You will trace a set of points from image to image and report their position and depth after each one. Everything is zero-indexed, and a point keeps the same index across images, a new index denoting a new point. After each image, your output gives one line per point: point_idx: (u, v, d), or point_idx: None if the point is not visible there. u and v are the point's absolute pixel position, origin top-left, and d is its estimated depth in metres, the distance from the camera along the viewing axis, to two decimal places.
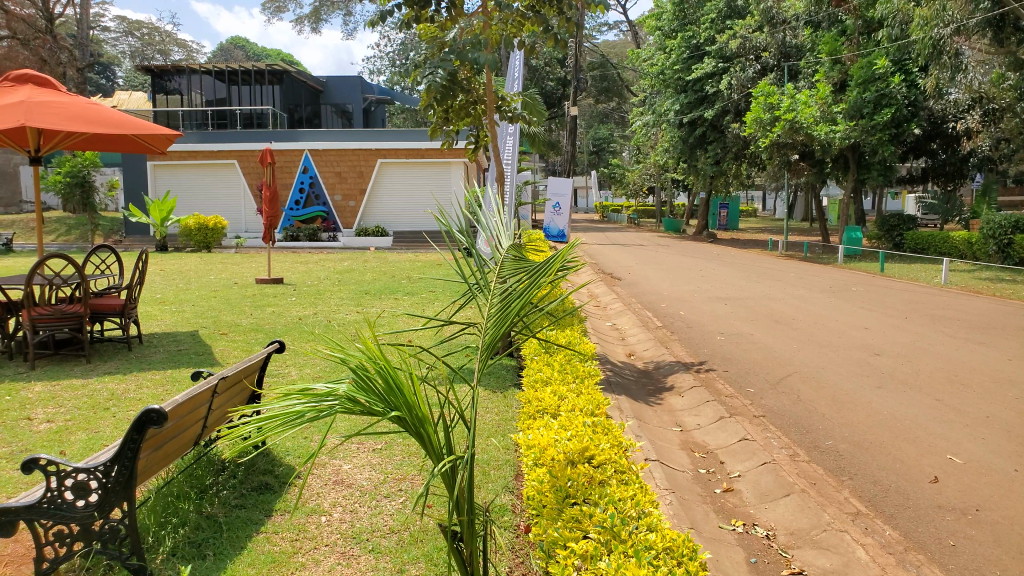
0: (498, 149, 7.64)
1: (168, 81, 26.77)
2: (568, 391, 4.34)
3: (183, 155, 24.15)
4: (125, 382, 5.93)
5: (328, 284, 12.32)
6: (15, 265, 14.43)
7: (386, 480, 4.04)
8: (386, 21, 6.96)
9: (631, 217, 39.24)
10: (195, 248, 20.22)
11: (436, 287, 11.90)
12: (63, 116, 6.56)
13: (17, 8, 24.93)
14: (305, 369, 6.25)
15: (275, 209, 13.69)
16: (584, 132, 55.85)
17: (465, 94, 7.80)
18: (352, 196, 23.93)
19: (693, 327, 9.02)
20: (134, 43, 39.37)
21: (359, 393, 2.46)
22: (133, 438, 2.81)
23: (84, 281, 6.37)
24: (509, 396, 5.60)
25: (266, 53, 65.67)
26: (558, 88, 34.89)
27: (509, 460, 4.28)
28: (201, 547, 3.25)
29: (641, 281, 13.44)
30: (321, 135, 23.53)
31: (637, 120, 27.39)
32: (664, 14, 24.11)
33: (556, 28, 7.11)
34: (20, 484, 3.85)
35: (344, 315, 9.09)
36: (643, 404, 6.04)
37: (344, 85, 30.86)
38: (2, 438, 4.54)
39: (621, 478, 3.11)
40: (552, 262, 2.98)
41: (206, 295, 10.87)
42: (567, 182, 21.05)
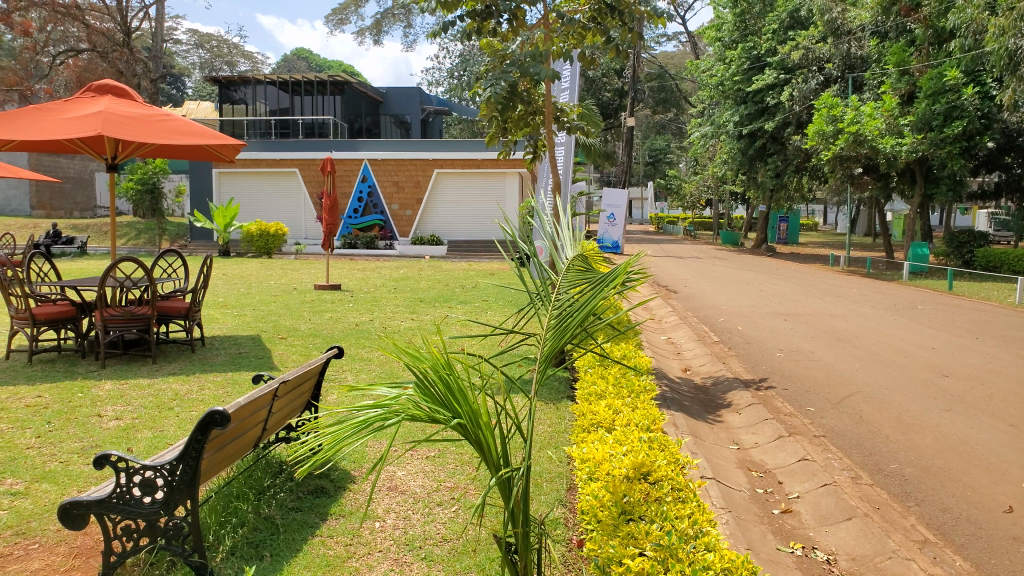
0: (556, 160, 7.65)
1: (234, 92, 27.56)
2: (623, 406, 4.29)
3: (248, 163, 24.84)
4: (189, 383, 6.10)
5: (384, 291, 12.50)
6: (88, 268, 15.03)
7: (439, 488, 4.06)
8: (447, 33, 7.01)
9: (687, 229, 38.83)
10: (256, 253, 20.73)
11: (490, 296, 11.96)
12: (136, 125, 6.79)
13: (96, 22, 26.11)
14: (361, 375, 6.34)
15: (334, 218, 13.95)
16: (640, 143, 55.59)
17: (525, 105, 7.83)
18: (408, 206, 24.24)
19: (751, 342, 8.85)
20: (203, 55, 40.74)
21: (421, 398, 2.50)
22: (198, 438, 2.89)
23: (152, 284, 6.59)
24: (562, 408, 5.57)
25: (327, 65, 67.21)
26: (615, 99, 34.82)
27: (562, 473, 4.27)
28: (259, 547, 3.31)
29: (698, 294, 13.28)
30: (380, 145, 23.95)
31: (695, 131, 27.04)
32: (724, 25, 23.80)
33: (618, 40, 7.10)
34: (91, 478, 4.01)
35: (399, 322, 9.19)
36: (700, 420, 5.94)
37: (403, 97, 31.36)
38: (74, 434, 4.72)
39: (678, 495, 3.06)
40: (610, 275, 2.94)
41: (266, 300, 11.15)
42: (622, 193, 20.96)
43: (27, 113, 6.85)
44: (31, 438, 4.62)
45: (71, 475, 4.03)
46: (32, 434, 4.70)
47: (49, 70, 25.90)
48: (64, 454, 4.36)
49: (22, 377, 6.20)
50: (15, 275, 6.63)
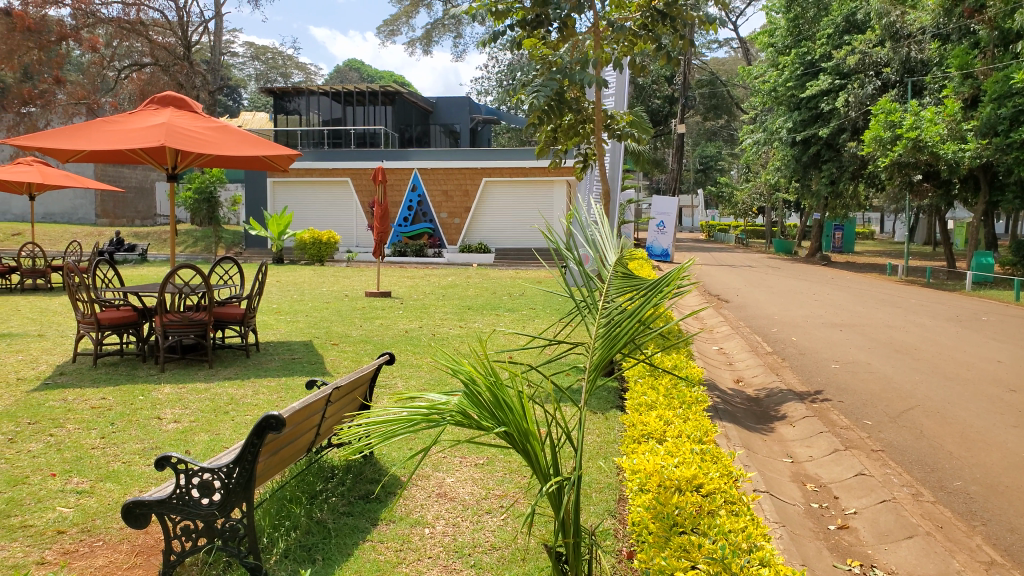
0: (605, 168, 7.60)
1: (288, 103, 28.19)
2: (674, 417, 4.24)
3: (301, 172, 25.36)
4: (244, 387, 6.24)
5: (432, 298, 12.61)
6: (148, 275, 15.50)
7: (488, 496, 4.06)
8: (498, 42, 7.07)
9: (740, 238, 38.22)
10: (309, 261, 21.13)
11: (537, 304, 11.95)
12: (195, 136, 7.02)
13: (159, 37, 27.03)
14: (411, 381, 6.41)
15: (385, 226, 14.11)
16: (690, 150, 55.18)
17: (574, 113, 7.83)
18: (457, 214, 24.41)
19: (806, 353, 8.67)
20: (259, 67, 41.81)
21: (471, 406, 2.51)
22: (253, 443, 2.95)
23: (209, 291, 6.76)
24: (611, 418, 5.53)
25: (378, 75, 68.44)
26: (665, 107, 34.59)
27: (611, 484, 4.24)
28: (312, 551, 3.35)
29: (750, 304, 13.07)
30: (430, 154, 24.24)
31: (747, 138, 26.65)
32: (777, 31, 23.49)
33: (668, 47, 7.08)
34: (152, 478, 4.13)
35: (447, 330, 9.26)
36: (752, 433, 5.83)
37: (452, 106, 31.70)
38: (136, 435, 4.87)
39: (731, 509, 3.00)
40: (661, 281, 2.92)
41: (319, 306, 11.35)
42: (673, 201, 20.78)
43: (93, 125, 7.12)
44: (96, 438, 4.79)
45: (133, 475, 4.16)
46: (97, 435, 4.87)
47: (115, 84, 26.90)
48: (127, 455, 4.50)
49: (88, 379, 6.42)
50: (81, 281, 6.88)
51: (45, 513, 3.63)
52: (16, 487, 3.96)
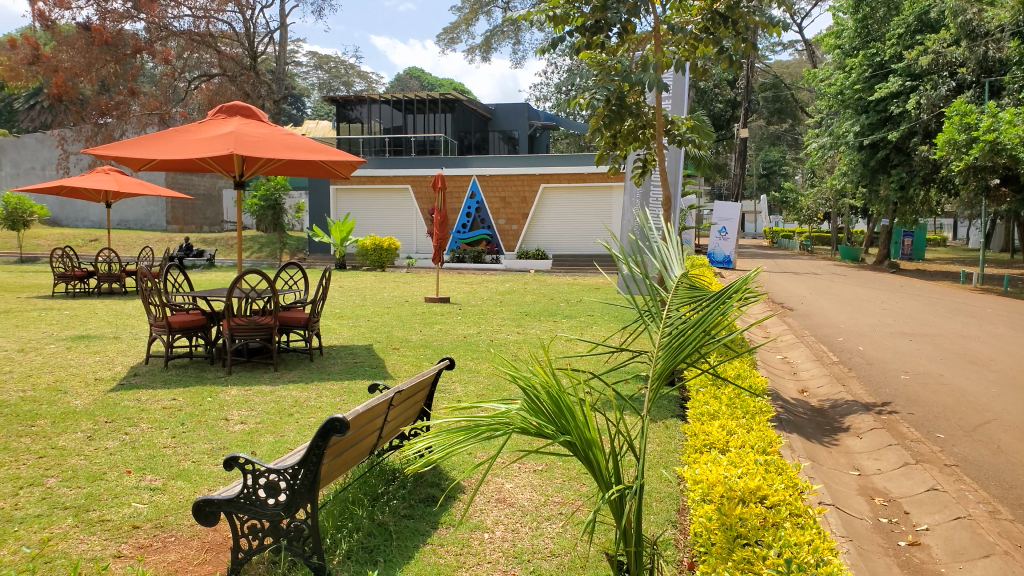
0: (665, 174, 7.51)
1: (350, 111, 28.74)
2: (738, 427, 4.16)
3: (363, 180, 25.85)
4: (308, 391, 6.37)
5: (490, 304, 12.68)
6: (217, 279, 16.00)
7: (547, 502, 4.05)
8: (556, 49, 7.07)
9: (805, 244, 37.31)
10: (370, 266, 21.49)
11: (595, 310, 11.88)
12: (263, 144, 7.23)
13: (227, 48, 27.88)
14: (469, 386, 6.46)
15: (444, 232, 14.23)
16: (753, 155, 54.20)
17: (634, 118, 7.72)
18: (515, 220, 24.52)
19: (874, 364, 8.40)
20: (323, 76, 42.83)
21: (532, 413, 2.52)
22: (318, 444, 3.01)
23: (274, 295, 6.94)
24: (671, 427, 5.46)
25: (439, 83, 69.24)
26: (727, 111, 34.02)
27: (672, 494, 4.18)
28: (373, 553, 3.40)
29: (815, 312, 12.76)
30: (489, 161, 24.44)
31: (812, 142, 26.02)
32: (844, 32, 22.93)
33: (731, 49, 6.93)
34: (220, 478, 4.26)
35: (505, 335, 9.29)
36: (816, 444, 5.67)
37: (511, 113, 31.89)
38: (205, 435, 5.04)
39: (797, 521, 2.93)
40: (729, 289, 2.87)
41: (380, 311, 11.55)
42: (734, 207, 20.38)
43: (167, 135, 7.41)
44: (167, 438, 4.96)
45: (203, 474, 4.30)
46: (168, 434, 5.05)
47: (186, 94, 27.86)
48: (196, 454, 4.65)
49: (160, 380, 6.66)
50: (154, 285, 7.14)
51: (121, 509, 3.78)
52: (95, 482, 4.13)
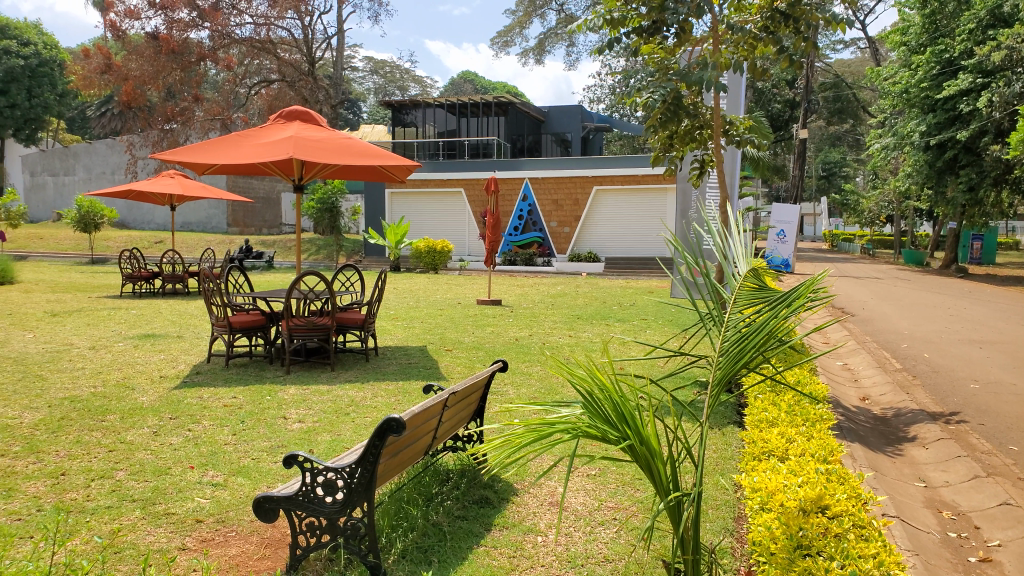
0: (724, 175, 7.36)
1: (405, 115, 29.32)
2: (798, 434, 4.07)
3: (418, 183, 26.16)
4: (364, 390, 6.47)
5: (543, 307, 12.67)
6: (276, 281, 16.37)
7: (601, 507, 4.02)
8: (613, 50, 7.01)
9: (867, 248, 36.27)
10: (424, 269, 21.72)
11: (650, 313, 11.77)
12: (322, 148, 7.37)
13: (286, 54, 28.46)
14: (521, 388, 6.47)
15: (497, 234, 14.27)
16: (813, 157, 53.04)
17: (691, 119, 7.58)
18: (567, 223, 24.50)
19: (940, 371, 8.12)
20: (378, 80, 43.47)
21: (591, 417, 2.51)
22: (375, 444, 3.03)
23: (332, 296, 7.06)
24: (728, 434, 5.37)
25: (492, 87, 69.60)
26: (785, 111, 33.35)
27: (729, 501, 4.11)
28: (428, 552, 3.42)
29: (877, 317, 12.40)
30: (542, 164, 24.47)
31: (874, 142, 25.27)
32: (910, 29, 22.21)
33: (792, 49, 6.76)
34: (279, 475, 4.34)
35: (558, 338, 9.29)
36: (879, 454, 5.49)
37: (565, 115, 31.87)
38: (264, 433, 5.15)
39: (861, 533, 2.84)
40: (797, 291, 2.80)
41: (433, 312, 11.67)
42: (792, 209, 19.99)
43: (230, 140, 7.61)
44: (228, 434, 5.10)
45: (262, 471, 4.39)
46: (229, 431, 5.18)
47: (246, 99, 28.54)
48: (256, 452, 4.75)
49: (221, 379, 6.84)
50: (217, 286, 7.33)
51: (185, 503, 3.89)
52: (160, 477, 4.26)
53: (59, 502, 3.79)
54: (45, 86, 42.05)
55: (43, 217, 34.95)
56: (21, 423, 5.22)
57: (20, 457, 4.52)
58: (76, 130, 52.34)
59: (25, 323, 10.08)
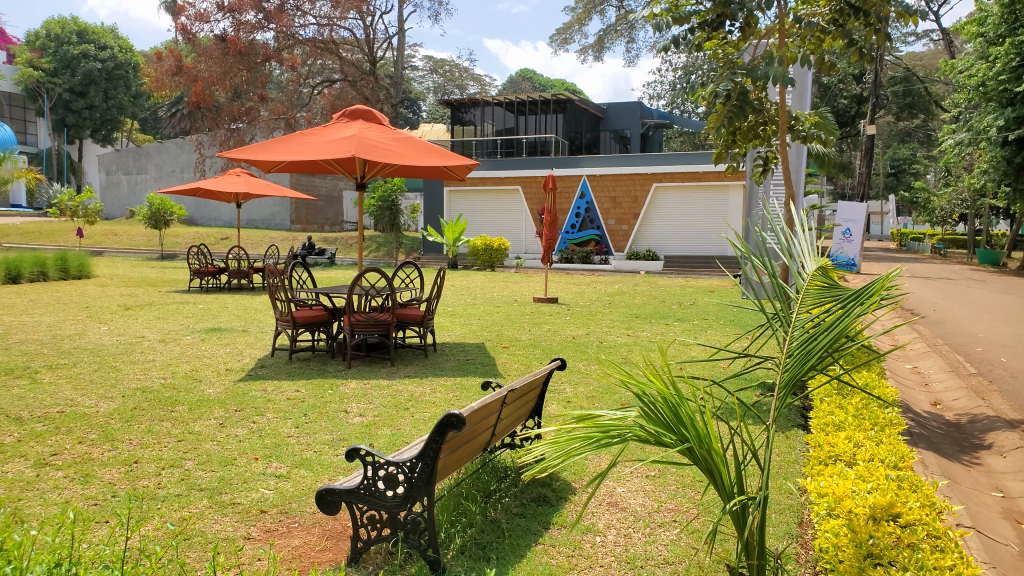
0: (788, 172, 7.16)
1: (464, 113, 29.28)
2: (866, 439, 3.93)
3: (476, 181, 26.30)
4: (423, 385, 6.54)
5: (600, 305, 12.58)
6: (337, 277, 16.68)
7: (661, 508, 3.97)
8: (676, 46, 6.88)
9: (938, 247, 34.98)
10: (481, 266, 21.82)
11: (709, 313, 11.56)
12: (383, 147, 7.47)
13: (348, 54, 28.91)
14: (579, 387, 6.43)
15: (553, 232, 14.23)
16: (880, 153, 51.45)
17: (755, 115, 7.42)
18: (625, 220, 24.27)
19: (1018, 377, 7.75)
20: (437, 79, 43.84)
21: (649, 420, 2.46)
22: (435, 439, 3.05)
23: (392, 293, 7.12)
24: (793, 438, 5.23)
25: (550, 84, 69.40)
26: (852, 106, 32.39)
27: (793, 506, 4.00)
28: (486, 549, 3.43)
29: (949, 319, 11.93)
30: (599, 161, 24.33)
31: (948, 137, 24.31)
32: (988, 19, 21.28)
33: (861, 43, 6.52)
34: (341, 468, 4.42)
35: (615, 337, 9.19)
36: (953, 462, 5.26)
37: (623, 112, 31.63)
38: (325, 426, 5.24)
39: (936, 543, 2.72)
40: (870, 292, 2.69)
41: (490, 310, 11.71)
42: (859, 207, 19.35)
43: (294, 138, 7.76)
44: (291, 427, 5.21)
45: (323, 464, 4.47)
46: (292, 424, 5.29)
47: (310, 99, 29.12)
48: (317, 444, 4.84)
49: (284, 372, 6.98)
50: (281, 282, 7.47)
51: (250, 493, 3.99)
52: (226, 467, 4.38)
53: (132, 489, 3.93)
54: (119, 89, 43.78)
55: (117, 215, 36.37)
56: (97, 413, 5.43)
57: (96, 445, 4.70)
58: (148, 130, 54.27)
59: (100, 316, 10.49)
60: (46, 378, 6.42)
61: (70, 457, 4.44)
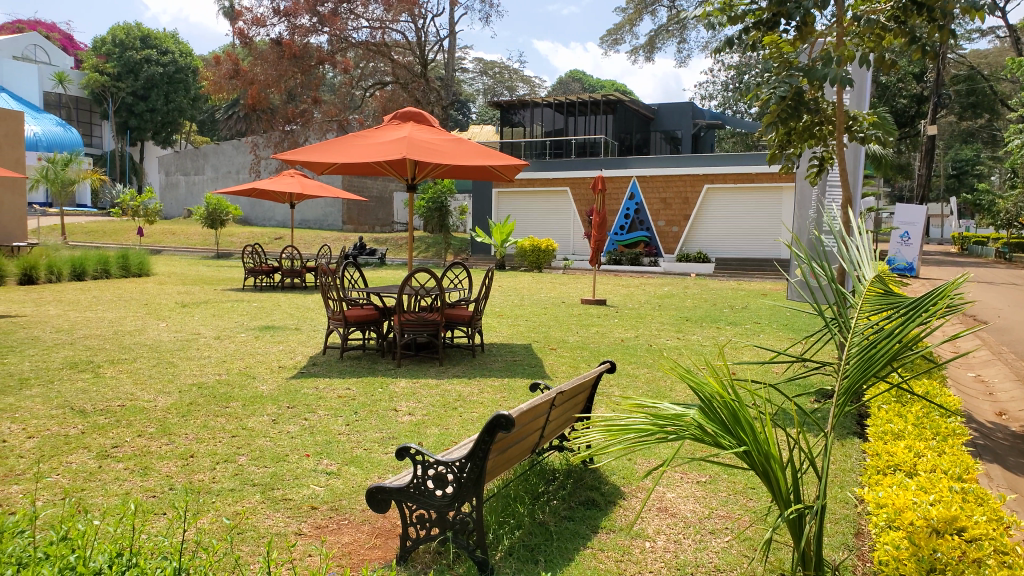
0: (846, 173, 6.93)
1: (514, 115, 29.52)
2: (927, 449, 3.80)
3: (525, 182, 26.33)
4: (471, 385, 6.56)
5: (649, 307, 12.46)
6: (386, 277, 16.87)
7: (711, 515, 3.90)
8: (729, 46, 6.74)
9: (1002, 252, 33.70)
10: (528, 267, 21.84)
11: (762, 317, 11.35)
12: (433, 148, 7.52)
13: (400, 57, 29.20)
14: (628, 390, 6.36)
15: (603, 233, 14.13)
16: (942, 155, 49.86)
17: (811, 114, 7.23)
18: (675, 222, 24.04)
19: None
20: (487, 81, 44.02)
21: (704, 421, 2.42)
22: (485, 439, 3.05)
23: (441, 293, 7.16)
24: (849, 446, 5.08)
25: (600, 86, 69.02)
26: (912, 106, 31.44)
27: (849, 516, 3.90)
28: (534, 551, 3.41)
29: (1014, 326, 11.48)
30: (650, 161, 24.14)
31: (1014, 138, 23.35)
32: None
33: (923, 40, 6.24)
34: (390, 466, 4.46)
35: (665, 339, 9.09)
36: (1020, 475, 5.02)
37: (675, 112, 31.32)
38: (375, 424, 5.30)
39: (1004, 558, 2.61)
40: (937, 295, 2.59)
41: (538, 311, 11.70)
42: (919, 211, 18.69)
43: (348, 140, 7.88)
44: (342, 424, 5.28)
45: (373, 462, 4.51)
46: (343, 421, 5.37)
47: (362, 102, 29.52)
48: (368, 442, 4.90)
49: (335, 370, 7.08)
50: (333, 281, 7.58)
51: (301, 489, 4.06)
52: (278, 463, 4.45)
53: (188, 483, 4.02)
54: (179, 92, 44.64)
55: (175, 214, 37.47)
56: (155, 407, 5.58)
57: (154, 438, 4.83)
58: (206, 133, 55.70)
59: (159, 312, 10.82)
60: (108, 373, 6.64)
61: (131, 450, 4.57)
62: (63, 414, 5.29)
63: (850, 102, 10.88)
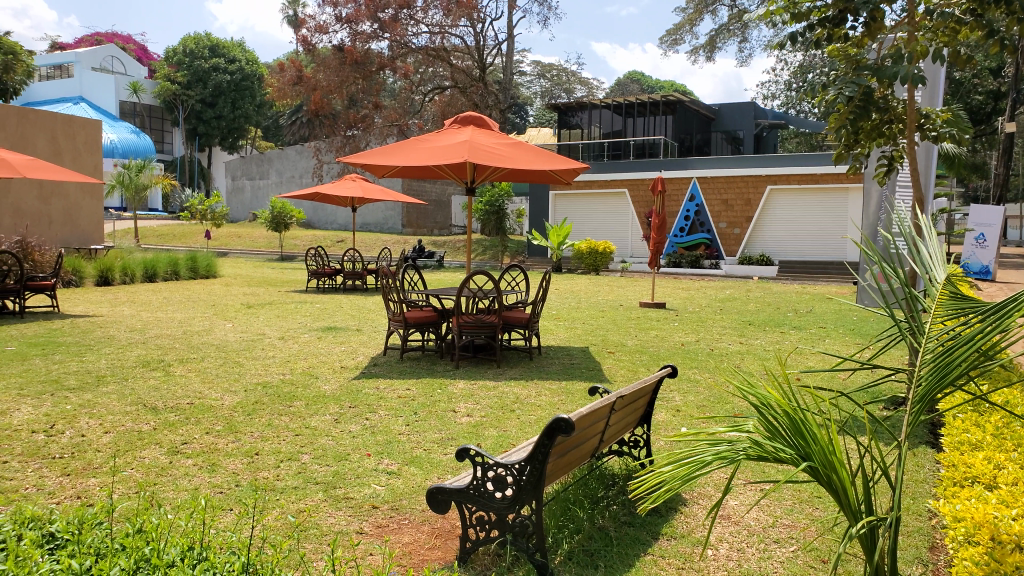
0: (918, 173, 6.67)
1: (572, 117, 29.53)
2: (1007, 460, 3.62)
3: (583, 184, 26.24)
4: (528, 387, 6.55)
5: (709, 311, 12.23)
6: (445, 279, 17.02)
7: (776, 524, 3.81)
8: (793, 44, 6.58)
9: None
10: (585, 270, 21.75)
11: (828, 321, 11.03)
12: (492, 151, 7.54)
13: (459, 61, 29.41)
14: (688, 395, 6.27)
15: (662, 236, 13.95)
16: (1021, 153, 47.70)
17: (880, 113, 7.01)
18: (737, 224, 23.61)
19: None
20: (545, 84, 43.96)
21: (765, 432, 2.36)
22: (544, 442, 3.03)
23: (499, 296, 7.18)
24: (920, 456, 4.89)
25: (659, 86, 68.07)
26: (988, 103, 30.13)
27: (923, 528, 3.76)
28: (594, 557, 3.38)
29: None
30: (711, 162, 23.78)
31: None
32: None
33: (1003, 35, 5.96)
34: (450, 466, 4.49)
35: (726, 344, 8.93)
36: None
37: (736, 112, 30.76)
38: (435, 425, 5.34)
39: None
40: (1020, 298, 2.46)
41: (595, 314, 11.62)
42: (995, 212, 17.93)
43: (410, 144, 7.98)
44: (402, 425, 5.34)
45: (433, 462, 4.54)
46: (403, 421, 5.43)
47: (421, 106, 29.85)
48: (427, 442, 4.94)
49: (395, 371, 7.17)
50: (393, 283, 7.68)
51: (363, 488, 4.11)
52: (340, 462, 4.53)
53: (255, 479, 4.12)
54: (246, 99, 45.88)
55: (241, 218, 38.59)
56: (222, 405, 5.74)
57: (221, 436, 4.96)
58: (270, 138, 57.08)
59: (225, 313, 11.14)
60: (177, 371, 6.86)
61: (199, 447, 4.70)
62: (136, 411, 5.48)
63: (922, 98, 10.51)
